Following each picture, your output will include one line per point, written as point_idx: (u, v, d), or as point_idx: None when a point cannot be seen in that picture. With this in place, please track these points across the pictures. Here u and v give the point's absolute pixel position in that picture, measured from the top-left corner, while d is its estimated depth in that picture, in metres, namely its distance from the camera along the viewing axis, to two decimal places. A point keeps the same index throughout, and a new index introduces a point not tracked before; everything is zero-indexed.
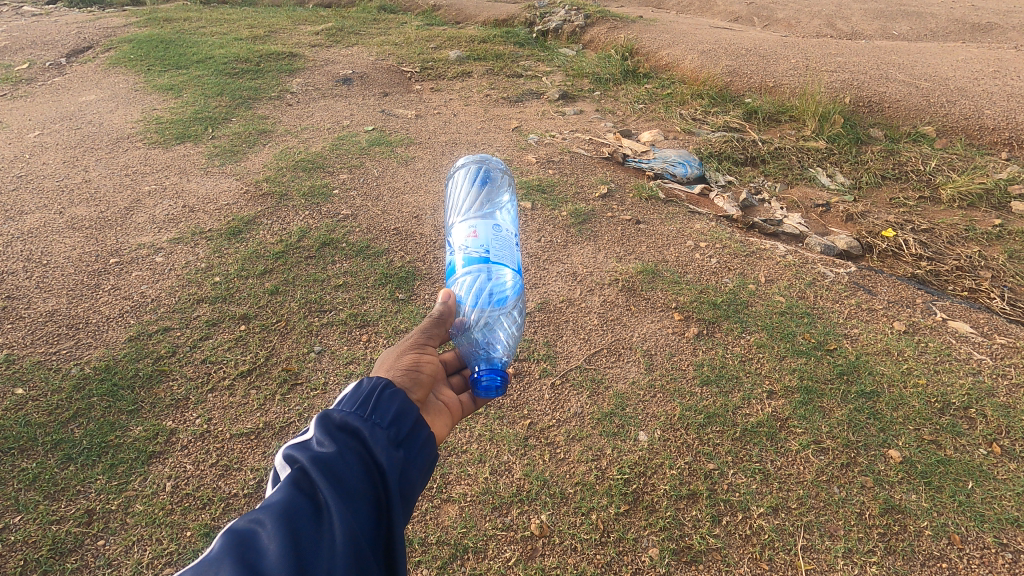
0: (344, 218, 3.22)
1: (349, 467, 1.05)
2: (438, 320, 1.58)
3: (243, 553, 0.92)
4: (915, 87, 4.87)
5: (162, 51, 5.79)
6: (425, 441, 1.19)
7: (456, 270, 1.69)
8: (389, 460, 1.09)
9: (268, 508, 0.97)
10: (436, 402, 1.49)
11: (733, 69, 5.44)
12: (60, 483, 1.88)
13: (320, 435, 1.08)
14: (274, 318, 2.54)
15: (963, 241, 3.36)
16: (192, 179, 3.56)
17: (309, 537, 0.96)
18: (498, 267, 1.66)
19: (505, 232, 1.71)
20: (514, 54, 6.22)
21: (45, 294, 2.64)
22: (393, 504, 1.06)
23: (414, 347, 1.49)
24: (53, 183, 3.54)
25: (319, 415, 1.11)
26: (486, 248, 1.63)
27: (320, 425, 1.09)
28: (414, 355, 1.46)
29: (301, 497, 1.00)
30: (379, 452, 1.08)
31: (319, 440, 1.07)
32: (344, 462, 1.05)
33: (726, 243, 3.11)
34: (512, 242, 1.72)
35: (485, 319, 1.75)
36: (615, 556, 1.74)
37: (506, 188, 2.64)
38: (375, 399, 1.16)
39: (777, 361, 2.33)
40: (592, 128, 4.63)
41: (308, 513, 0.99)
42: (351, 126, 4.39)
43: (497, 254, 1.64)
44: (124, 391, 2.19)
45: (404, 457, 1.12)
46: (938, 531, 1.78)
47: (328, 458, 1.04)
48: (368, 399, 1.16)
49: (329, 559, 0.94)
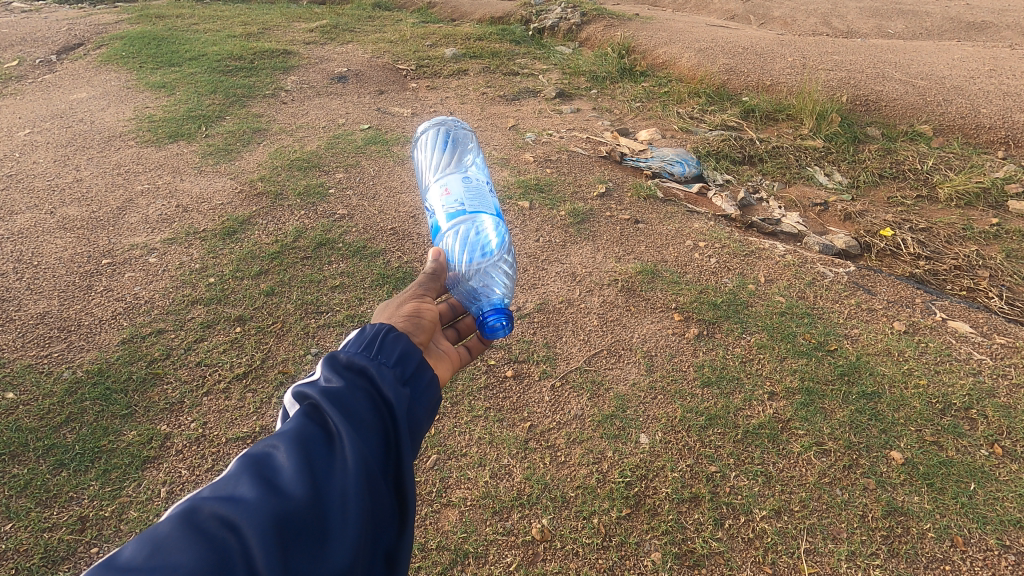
0: (341, 217, 3.18)
1: (358, 400, 1.04)
2: (433, 274, 1.59)
3: (258, 473, 0.92)
4: (911, 86, 4.88)
5: (154, 48, 5.73)
6: (429, 382, 1.18)
7: (441, 230, 1.83)
8: (397, 396, 1.08)
9: (281, 434, 0.97)
10: (437, 348, 1.47)
11: (730, 67, 5.43)
12: (53, 490, 1.85)
13: (328, 372, 1.08)
14: (270, 320, 2.51)
15: (960, 240, 3.36)
16: (185, 178, 3.51)
17: (321, 461, 0.95)
18: (479, 216, 1.82)
19: (477, 183, 1.87)
20: (510, 52, 6.19)
21: (35, 296, 2.59)
22: (402, 436, 1.05)
23: (414, 298, 1.48)
24: (44, 182, 3.49)
25: (326, 355, 1.12)
26: (461, 201, 1.80)
27: (328, 363, 1.10)
28: (415, 304, 1.45)
29: (313, 423, 1.00)
30: (386, 387, 1.07)
31: (327, 377, 1.08)
32: (352, 396, 1.04)
33: (725, 242, 3.10)
34: (485, 189, 1.88)
35: (478, 269, 1.89)
36: (618, 561, 1.72)
37: (469, 135, 2.66)
38: (380, 340, 1.15)
39: (778, 362, 2.32)
40: (589, 126, 4.61)
41: (321, 437, 0.99)
42: (347, 125, 4.35)
43: (472, 204, 1.80)
44: (118, 394, 2.15)
45: (411, 393, 1.12)
46: (941, 533, 1.77)
47: (337, 391, 1.04)
48: (373, 340, 1.15)
49: (343, 482, 0.94)
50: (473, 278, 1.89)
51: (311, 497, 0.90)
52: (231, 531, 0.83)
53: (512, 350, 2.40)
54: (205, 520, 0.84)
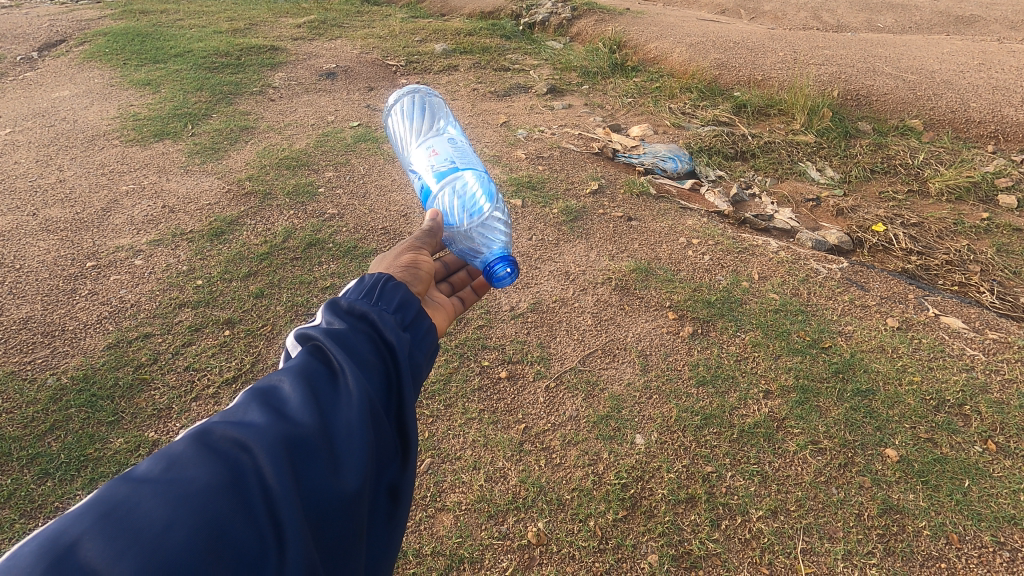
0: (331, 217, 3.14)
1: (360, 342, 1.03)
2: (431, 231, 1.60)
3: (263, 407, 0.91)
4: (902, 80, 4.89)
5: (138, 45, 5.62)
6: (428, 330, 1.17)
7: (432, 190, 1.83)
8: (398, 340, 1.07)
9: (285, 371, 0.96)
10: (434, 299, 1.50)
11: (722, 62, 5.41)
12: (38, 500, 1.81)
13: (330, 317, 1.07)
14: (259, 323, 2.47)
15: (952, 234, 3.37)
16: (171, 178, 3.45)
17: (326, 396, 0.94)
18: (467, 170, 1.81)
19: (461, 144, 1.90)
20: (501, 47, 6.14)
21: (18, 300, 2.53)
22: (403, 376, 1.04)
23: (412, 250, 1.49)
24: (26, 183, 3.42)
25: (326, 302, 1.11)
26: (451, 160, 1.81)
27: (329, 309, 1.09)
28: (412, 255, 1.46)
29: (317, 360, 0.99)
30: (387, 330, 1.07)
31: (328, 321, 1.06)
32: (354, 337, 1.03)
33: (719, 239, 3.09)
34: (469, 149, 1.91)
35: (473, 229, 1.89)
36: (615, 564, 1.71)
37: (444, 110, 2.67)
38: (379, 288, 1.14)
39: (772, 360, 2.31)
40: (581, 122, 4.58)
41: (325, 373, 0.97)
42: (336, 122, 4.30)
43: (462, 161, 1.82)
44: (104, 401, 2.11)
45: (411, 339, 1.11)
46: (936, 531, 1.77)
47: (340, 333, 1.03)
48: (372, 289, 1.14)
49: (348, 415, 0.92)
50: (470, 237, 1.89)
51: (319, 426, 0.89)
52: (243, 452, 0.82)
53: (505, 350, 2.37)
54: (216, 442, 0.83)
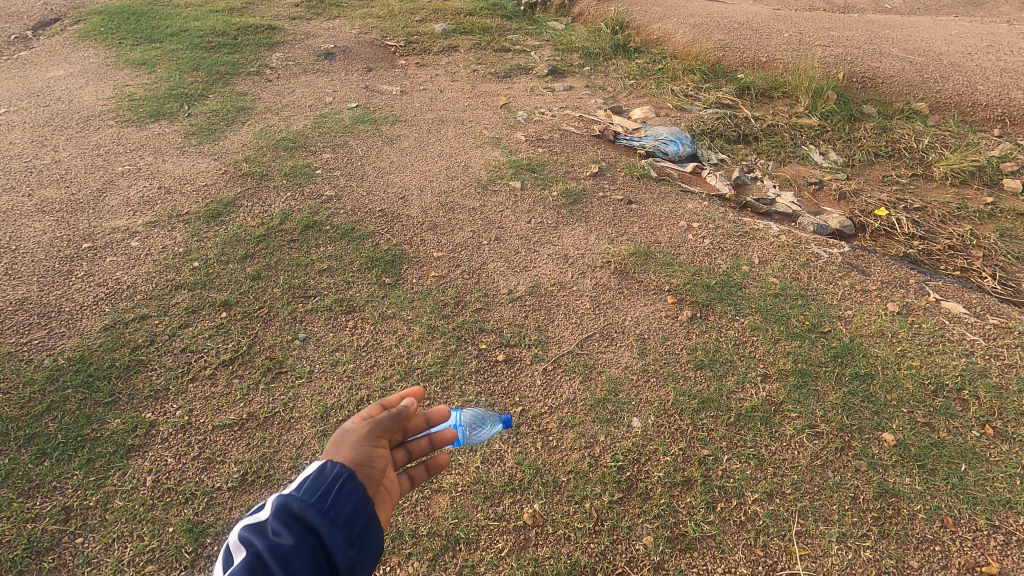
0: (328, 199, 3.12)
1: (303, 561, 1.02)
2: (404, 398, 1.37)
3: None
4: (908, 63, 4.81)
5: (134, 23, 5.54)
6: (379, 535, 1.13)
7: None
8: (343, 561, 1.05)
9: None
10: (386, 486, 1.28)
11: (726, 43, 5.32)
12: (35, 480, 1.81)
13: (275, 521, 1.06)
14: (256, 305, 2.46)
15: (955, 219, 3.34)
16: (168, 159, 3.42)
17: None
18: None
19: None
20: (502, 27, 6.04)
21: (14, 281, 2.52)
22: None
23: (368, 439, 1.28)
24: (21, 163, 3.39)
25: (272, 500, 1.09)
26: None
27: (275, 512, 1.07)
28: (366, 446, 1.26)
29: None
30: (334, 552, 1.04)
31: (274, 528, 1.05)
32: (298, 556, 1.02)
33: (719, 223, 3.06)
34: None
35: None
36: (610, 545, 1.72)
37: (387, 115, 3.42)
38: (333, 493, 1.11)
39: (771, 344, 2.30)
40: (582, 104, 4.53)
41: None
42: (334, 103, 4.25)
43: None
44: (101, 382, 2.11)
45: (359, 553, 1.08)
46: (931, 514, 1.77)
47: (283, 551, 1.02)
48: (327, 491, 1.11)
49: None
50: None
51: None
52: None
53: (503, 334, 2.36)
54: None
